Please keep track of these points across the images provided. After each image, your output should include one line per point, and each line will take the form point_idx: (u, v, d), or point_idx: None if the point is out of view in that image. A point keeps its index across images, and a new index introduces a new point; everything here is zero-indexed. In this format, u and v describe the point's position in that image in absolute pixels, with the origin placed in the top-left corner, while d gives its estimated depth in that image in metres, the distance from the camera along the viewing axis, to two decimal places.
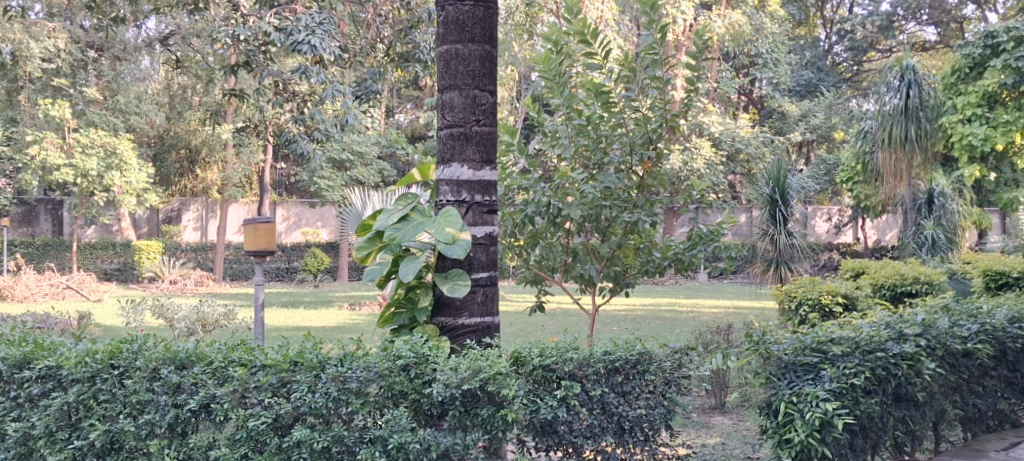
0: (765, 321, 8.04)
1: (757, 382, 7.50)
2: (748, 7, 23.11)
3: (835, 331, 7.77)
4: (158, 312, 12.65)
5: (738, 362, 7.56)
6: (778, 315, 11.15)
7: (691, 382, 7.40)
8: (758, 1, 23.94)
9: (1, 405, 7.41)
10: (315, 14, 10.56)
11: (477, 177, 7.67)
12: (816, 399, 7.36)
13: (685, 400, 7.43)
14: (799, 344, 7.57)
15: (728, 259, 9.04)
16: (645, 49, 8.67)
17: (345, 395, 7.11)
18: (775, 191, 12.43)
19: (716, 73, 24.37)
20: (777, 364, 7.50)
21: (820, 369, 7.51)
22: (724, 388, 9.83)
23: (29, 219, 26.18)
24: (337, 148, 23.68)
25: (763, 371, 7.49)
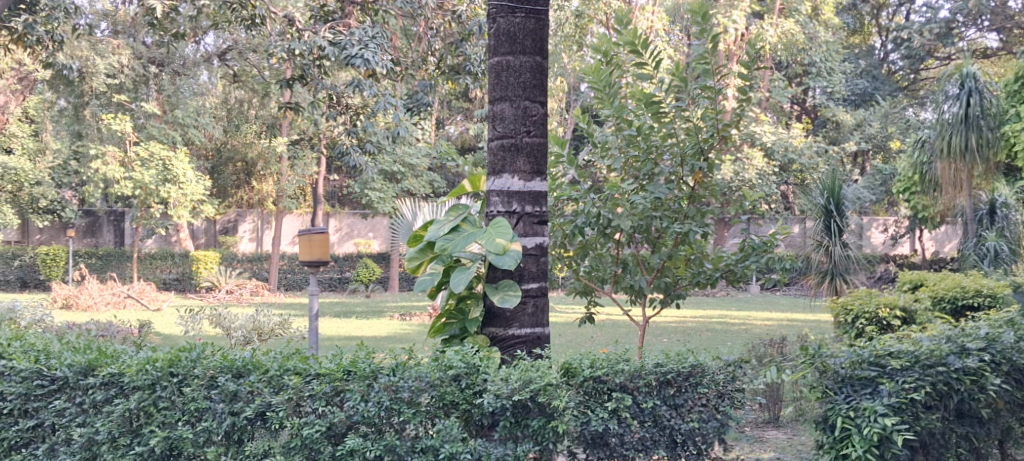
0: (820, 335, 7.98)
1: (813, 396, 7.50)
2: (802, 15, 23.07)
3: (894, 344, 7.68)
4: (217, 322, 12.84)
5: (793, 376, 7.54)
6: (834, 328, 11.04)
7: (744, 395, 7.38)
8: (811, 9, 23.80)
9: (66, 410, 7.55)
10: (369, 29, 10.75)
11: (528, 188, 7.70)
12: (872, 413, 7.33)
13: (739, 414, 7.40)
14: (856, 357, 7.50)
15: (782, 270, 8.98)
16: (697, 58, 8.67)
17: (397, 404, 7.17)
18: (829, 202, 12.33)
19: (768, 82, 24.26)
20: (834, 377, 7.47)
21: (879, 383, 7.46)
22: (779, 402, 9.75)
23: (93, 230, 26.81)
24: (389, 160, 23.91)
25: (819, 385, 7.48)
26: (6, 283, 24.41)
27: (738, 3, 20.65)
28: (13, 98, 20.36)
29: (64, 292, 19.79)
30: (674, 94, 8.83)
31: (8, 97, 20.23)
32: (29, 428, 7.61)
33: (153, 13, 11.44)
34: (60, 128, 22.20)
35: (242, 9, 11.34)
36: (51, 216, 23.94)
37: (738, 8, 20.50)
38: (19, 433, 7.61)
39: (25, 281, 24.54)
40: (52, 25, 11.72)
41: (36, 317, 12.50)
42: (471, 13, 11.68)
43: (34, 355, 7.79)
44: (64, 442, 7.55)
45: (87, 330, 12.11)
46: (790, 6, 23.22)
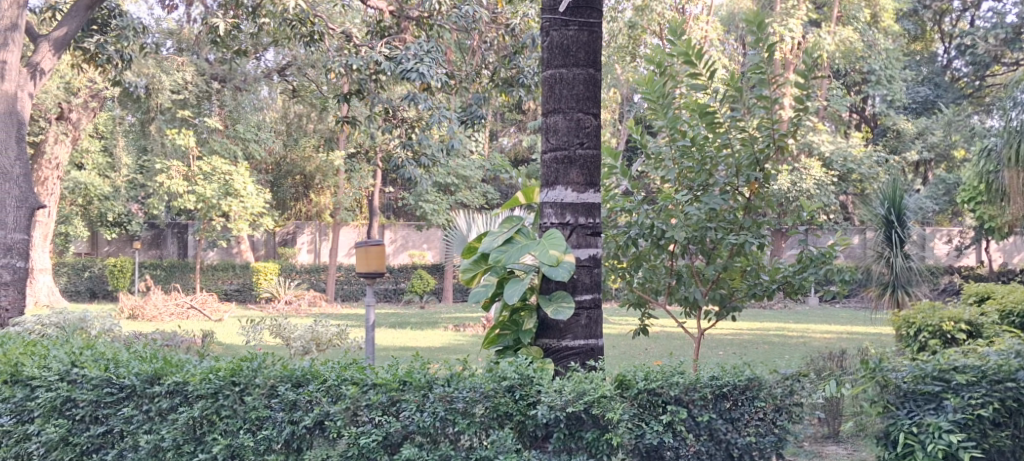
0: (883, 349, 7.92)
1: (874, 411, 7.45)
2: (861, 22, 22.88)
3: (959, 358, 7.57)
4: (277, 332, 13.04)
5: (853, 390, 7.49)
6: (896, 342, 10.93)
7: (803, 409, 7.34)
8: (870, 16, 23.50)
9: (133, 417, 7.69)
10: (424, 43, 10.89)
11: (581, 200, 7.70)
12: (936, 429, 7.25)
13: (797, 428, 7.37)
14: (919, 372, 7.41)
15: (841, 282, 8.90)
16: (752, 67, 8.65)
17: (452, 415, 7.22)
18: (890, 212, 12.18)
19: (827, 91, 24.03)
20: (896, 392, 7.41)
21: (943, 398, 7.37)
22: (838, 417, 9.69)
23: (158, 242, 27.53)
24: (443, 172, 24.07)
25: (880, 400, 7.43)
26: (76, 294, 25.22)
27: (795, 13, 20.57)
28: (85, 115, 20.87)
29: (130, 302, 20.16)
30: (728, 104, 8.83)
31: (81, 114, 20.76)
32: (99, 434, 7.76)
33: (217, 31, 11.82)
34: (127, 144, 22.78)
35: (301, 26, 11.61)
36: (118, 229, 24.75)
37: (794, 16, 20.39)
38: (89, 439, 7.76)
39: (94, 292, 25.28)
40: (122, 45, 12.68)
41: (106, 328, 12.86)
42: (524, 26, 11.75)
43: (105, 364, 7.97)
44: (131, 448, 7.69)
45: (154, 340, 12.41)
46: (849, 12, 23.04)
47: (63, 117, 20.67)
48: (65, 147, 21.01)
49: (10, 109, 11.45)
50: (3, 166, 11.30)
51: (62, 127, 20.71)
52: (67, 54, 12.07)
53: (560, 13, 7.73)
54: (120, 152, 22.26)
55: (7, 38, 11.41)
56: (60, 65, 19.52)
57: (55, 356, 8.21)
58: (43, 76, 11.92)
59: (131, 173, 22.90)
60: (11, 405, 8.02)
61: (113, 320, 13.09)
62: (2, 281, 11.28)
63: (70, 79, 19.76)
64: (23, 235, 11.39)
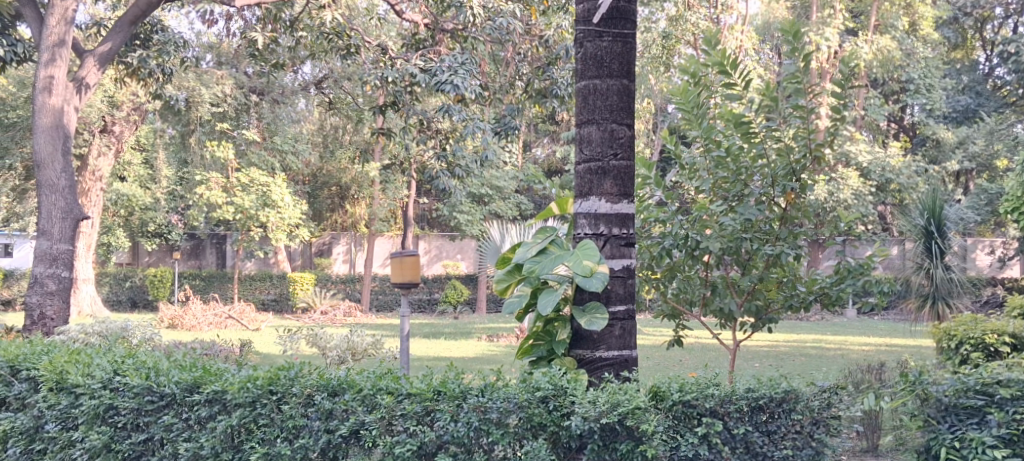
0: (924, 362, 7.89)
1: (914, 425, 7.43)
2: (899, 31, 22.75)
3: (1003, 372, 7.44)
4: (313, 342, 13.15)
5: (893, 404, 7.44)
6: (936, 355, 10.82)
7: (841, 422, 7.32)
8: (909, 25, 23.32)
9: (173, 426, 7.78)
10: (458, 55, 10.97)
11: (615, 210, 7.67)
12: (977, 444, 7.21)
13: (835, 442, 7.33)
14: (961, 386, 7.33)
15: (880, 293, 8.84)
16: (788, 77, 8.61)
17: (486, 425, 7.23)
18: (930, 222, 12.07)
19: (864, 100, 23.89)
20: (936, 406, 7.37)
21: (986, 413, 7.28)
22: (878, 431, 9.31)
23: (197, 253, 27.81)
24: (477, 183, 24.13)
25: (920, 414, 7.42)
26: (117, 303, 25.56)
27: (831, 22, 20.53)
28: (128, 127, 21.11)
29: (170, 312, 20.35)
30: (764, 114, 8.78)
31: (123, 127, 21.01)
32: (141, 441, 7.86)
33: (256, 45, 12.12)
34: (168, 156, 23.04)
35: (337, 40, 11.90)
36: (159, 239, 24.94)
37: (831, 26, 20.30)
38: (131, 446, 7.86)
39: (135, 302, 25.60)
40: (164, 59, 12.97)
41: (147, 337, 12.72)
42: (557, 37, 11.77)
43: (146, 372, 8.06)
44: (172, 456, 7.76)
45: (194, 348, 12.53)
46: (887, 21, 22.90)
47: (106, 130, 20.93)
48: (108, 160, 21.28)
49: (58, 122, 11.60)
50: (49, 178, 11.52)
51: (105, 139, 20.99)
52: (112, 68, 12.21)
53: (594, 24, 7.70)
54: (161, 164, 22.55)
55: (56, 54, 11.60)
56: (104, 79, 19.78)
57: (98, 364, 8.29)
58: (88, 90, 12.09)
59: (170, 185, 23.15)
60: (57, 411, 8.17)
61: (154, 329, 13.03)
62: (48, 290, 11.50)
63: (113, 92, 19.97)
64: (69, 246, 11.59)
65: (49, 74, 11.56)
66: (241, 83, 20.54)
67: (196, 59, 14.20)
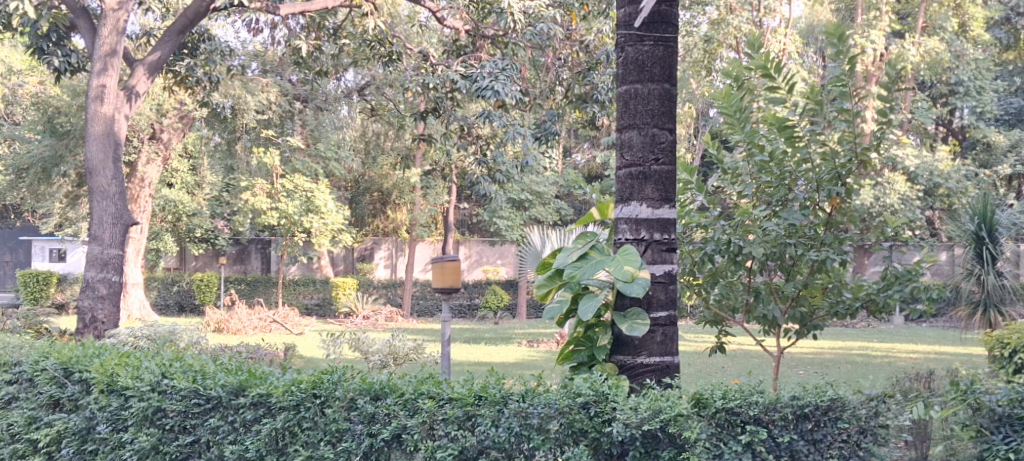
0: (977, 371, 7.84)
1: (966, 435, 7.35)
2: (948, 32, 22.52)
3: None
4: (356, 346, 13.26)
5: (944, 414, 7.38)
6: (988, 363, 10.66)
7: (890, 432, 7.14)
8: (959, 25, 23.03)
9: (219, 428, 7.86)
10: (499, 61, 11.08)
11: (656, 215, 7.60)
12: None
13: (884, 452, 7.14)
14: (1015, 395, 7.23)
15: (929, 300, 8.67)
16: (833, 80, 8.59)
17: (527, 430, 7.22)
18: (981, 228, 11.44)
19: (912, 103, 23.63)
20: (990, 416, 7.28)
21: None
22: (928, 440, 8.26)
23: (243, 258, 28.13)
24: (518, 188, 24.18)
25: (973, 424, 7.33)
26: (165, 308, 25.88)
27: (877, 24, 20.41)
28: (176, 135, 21.37)
29: (216, 317, 20.60)
30: (809, 118, 8.72)
31: (171, 134, 21.27)
32: (187, 443, 7.95)
33: (300, 52, 12.42)
34: (214, 163, 23.31)
35: (380, 47, 12.25)
36: (206, 244, 25.14)
37: (876, 28, 20.17)
38: (179, 448, 7.96)
39: (182, 306, 25.91)
40: (210, 66, 13.20)
41: (194, 340, 12.94)
42: (598, 43, 11.86)
43: (193, 375, 8.16)
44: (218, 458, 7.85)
45: (240, 351, 12.66)
46: (935, 22, 22.67)
47: (155, 138, 21.21)
48: (156, 167, 21.51)
49: (109, 130, 11.78)
50: (101, 184, 11.70)
51: (154, 146, 21.23)
52: (160, 77, 12.38)
53: (635, 28, 7.65)
54: (207, 171, 22.81)
55: (107, 64, 11.78)
56: (154, 87, 20.02)
57: (147, 367, 8.39)
58: (139, 99, 12.22)
59: (216, 191, 23.57)
60: (107, 413, 8.30)
61: (201, 332, 13.19)
62: (99, 294, 11.65)
63: (162, 100, 20.21)
64: (118, 251, 11.74)
65: (100, 83, 11.76)
66: (286, 90, 20.65)
67: (241, 67, 14.63)
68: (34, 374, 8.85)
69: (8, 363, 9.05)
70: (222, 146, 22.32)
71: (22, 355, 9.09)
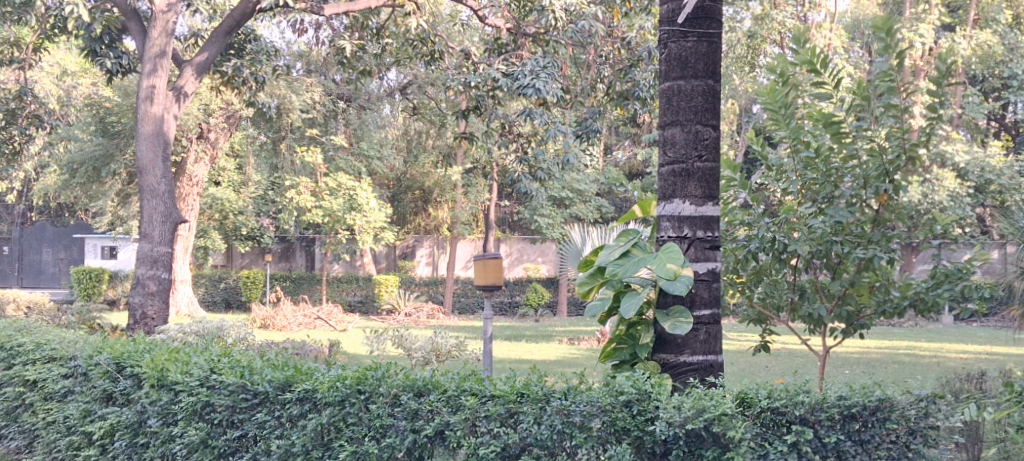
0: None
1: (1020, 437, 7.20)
2: (1000, 26, 22.20)
3: None
4: (399, 343, 13.33)
5: (996, 415, 7.26)
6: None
7: (940, 433, 7.01)
8: (1012, 18, 22.68)
9: (266, 423, 7.92)
10: (540, 59, 11.10)
11: (699, 213, 7.54)
12: None
13: (933, 453, 7.04)
14: None
15: (980, 299, 8.40)
16: (881, 75, 8.46)
17: (569, 428, 7.17)
18: None
19: (962, 99, 23.31)
20: None
21: None
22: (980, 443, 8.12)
23: (288, 255, 28.33)
24: (558, 186, 24.18)
25: None
26: (212, 304, 26.17)
27: (925, 17, 20.20)
28: (222, 134, 21.55)
29: (262, 314, 20.83)
30: (856, 114, 8.66)
31: (217, 134, 21.47)
32: (235, 437, 8.03)
33: (344, 52, 12.52)
34: (260, 162, 23.52)
35: (423, 46, 12.41)
36: (252, 242, 25.39)
37: (925, 21, 19.96)
38: (226, 443, 8.03)
39: (229, 303, 26.18)
40: (257, 67, 13.43)
41: (242, 336, 13.05)
42: (640, 39, 11.73)
43: (240, 370, 8.25)
44: (264, 452, 7.90)
45: (286, 348, 12.79)
46: (987, 16, 22.38)
47: (203, 137, 21.46)
48: (204, 166, 21.76)
49: (158, 130, 11.90)
50: (150, 183, 11.82)
51: (202, 145, 21.43)
52: (208, 77, 12.52)
53: (678, 24, 7.61)
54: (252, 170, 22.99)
55: (157, 65, 11.93)
56: (201, 87, 20.23)
57: (196, 362, 8.50)
58: (188, 99, 12.36)
59: (262, 190, 23.78)
60: (157, 407, 8.42)
61: (248, 329, 13.31)
62: (148, 290, 11.78)
63: (209, 100, 20.35)
64: (167, 249, 11.86)
65: (150, 84, 11.90)
66: (329, 90, 20.77)
67: (287, 67, 14.80)
68: (89, 368, 9.06)
69: (64, 357, 9.43)
70: (268, 146, 22.53)
71: (78, 349, 9.43)
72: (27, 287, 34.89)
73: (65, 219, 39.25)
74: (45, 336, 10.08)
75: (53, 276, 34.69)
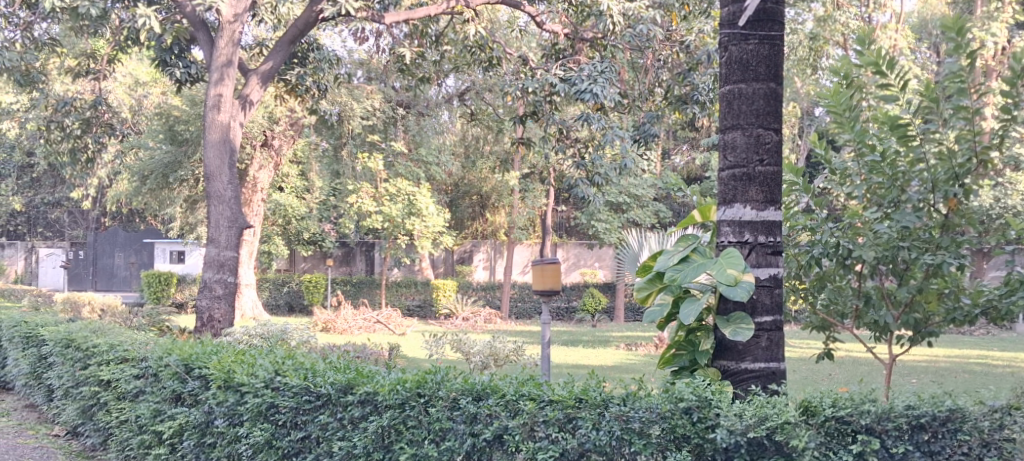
0: None
1: None
2: None
3: None
4: (457, 346, 13.34)
5: None
6: None
7: (1016, 446, 6.80)
8: None
9: (328, 425, 7.98)
10: (598, 64, 11.11)
11: (761, 217, 7.45)
12: None
13: None
14: None
15: None
16: (950, 76, 8.27)
17: (628, 434, 7.14)
18: None
19: None
20: None
21: None
22: None
23: (348, 259, 28.68)
24: (615, 191, 24.14)
25: None
26: (276, 308, 26.49)
27: (998, 16, 19.86)
28: (286, 142, 21.77)
29: (323, 317, 21.01)
30: (924, 116, 8.50)
31: (281, 141, 21.70)
32: (299, 439, 8.09)
33: (404, 59, 12.75)
34: (322, 167, 23.74)
35: (481, 52, 12.56)
36: (313, 246, 25.69)
37: (997, 20, 19.62)
38: (290, 443, 8.11)
39: (292, 306, 26.47)
40: (319, 75, 13.64)
41: (305, 339, 13.13)
42: (699, 43, 11.61)
43: (304, 372, 8.33)
44: (326, 454, 7.95)
45: (348, 350, 12.89)
46: None
47: (267, 145, 21.55)
48: (268, 172, 22.03)
49: (225, 137, 12.05)
50: (217, 189, 11.99)
51: (265, 153, 21.62)
52: (272, 86, 12.67)
53: (739, 27, 7.54)
54: (314, 175, 23.21)
55: (224, 73, 12.07)
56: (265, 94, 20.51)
57: (261, 364, 8.61)
58: (253, 107, 12.50)
59: (324, 195, 24.01)
60: (223, 408, 8.52)
61: (311, 332, 13.41)
62: (215, 293, 11.96)
63: (273, 108, 20.61)
64: (234, 253, 12.01)
65: (217, 92, 12.05)
66: (390, 96, 20.92)
67: (349, 74, 14.99)
68: (159, 369, 9.24)
69: (136, 358, 9.59)
70: (329, 152, 22.76)
71: (149, 351, 9.59)
72: (101, 291, 35.70)
73: (138, 223, 40.02)
74: (119, 338, 10.37)
75: (125, 279, 35.38)
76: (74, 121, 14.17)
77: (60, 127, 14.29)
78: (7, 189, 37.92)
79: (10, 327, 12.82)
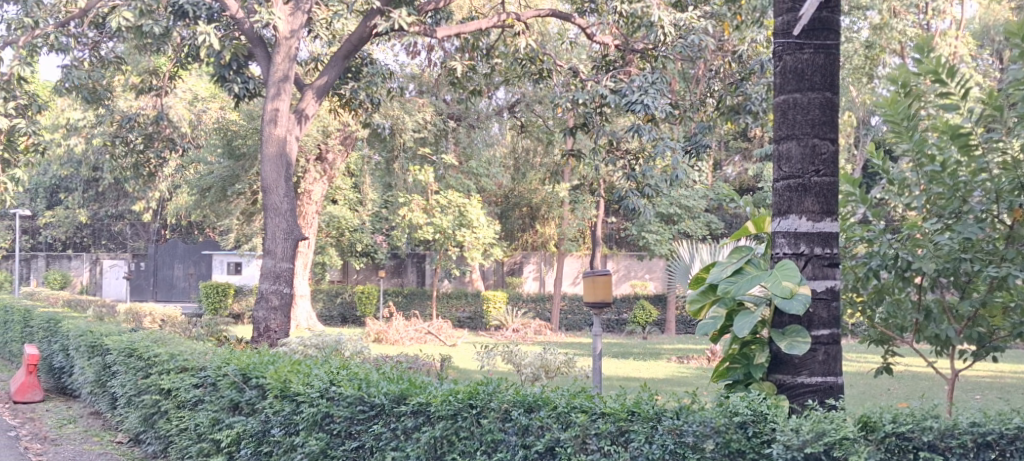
0: None
1: None
2: None
3: None
4: (509, 358, 13.30)
5: None
6: None
7: None
8: None
9: (382, 435, 8.01)
10: (648, 75, 11.05)
11: (817, 229, 7.35)
12: None
13: None
14: None
15: None
16: (1014, 83, 8.29)
17: (682, 449, 7.05)
18: None
19: None
20: None
21: None
22: None
23: (400, 271, 28.78)
24: (666, 202, 23.98)
25: None
26: (329, 319, 26.67)
27: None
28: (340, 155, 21.93)
29: (375, 328, 21.09)
30: (986, 125, 8.43)
31: (335, 155, 21.90)
32: (353, 448, 8.12)
33: (455, 72, 12.81)
34: (374, 180, 23.89)
35: (531, 64, 12.54)
36: (366, 258, 25.84)
37: None
38: (345, 453, 8.14)
39: (344, 317, 26.63)
40: (372, 89, 13.67)
41: (358, 350, 13.15)
42: (751, 52, 11.55)
43: (358, 383, 8.35)
44: None
45: (401, 362, 12.89)
46: None
47: (321, 159, 21.84)
48: (322, 185, 22.19)
49: (281, 151, 12.14)
50: (274, 202, 12.07)
51: (320, 166, 21.86)
52: (327, 100, 12.75)
53: (793, 36, 7.47)
54: (366, 188, 23.36)
55: (280, 89, 12.18)
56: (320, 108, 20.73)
57: (317, 374, 8.65)
58: (308, 122, 12.60)
59: (376, 208, 24.15)
60: (280, 418, 8.57)
61: (365, 343, 13.42)
62: (272, 304, 12.02)
63: (327, 122, 20.82)
64: (289, 264, 12.08)
65: (274, 107, 12.15)
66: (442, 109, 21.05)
67: (401, 88, 15.06)
68: (217, 378, 9.32)
69: (195, 368, 9.68)
70: (382, 165, 22.91)
71: (208, 360, 9.68)
72: (160, 302, 36.23)
73: (196, 236, 40.56)
74: (178, 347, 10.47)
75: (183, 290, 35.82)
76: (136, 136, 14.41)
77: (124, 142, 14.51)
78: (71, 202, 38.56)
79: (75, 337, 13.00)
